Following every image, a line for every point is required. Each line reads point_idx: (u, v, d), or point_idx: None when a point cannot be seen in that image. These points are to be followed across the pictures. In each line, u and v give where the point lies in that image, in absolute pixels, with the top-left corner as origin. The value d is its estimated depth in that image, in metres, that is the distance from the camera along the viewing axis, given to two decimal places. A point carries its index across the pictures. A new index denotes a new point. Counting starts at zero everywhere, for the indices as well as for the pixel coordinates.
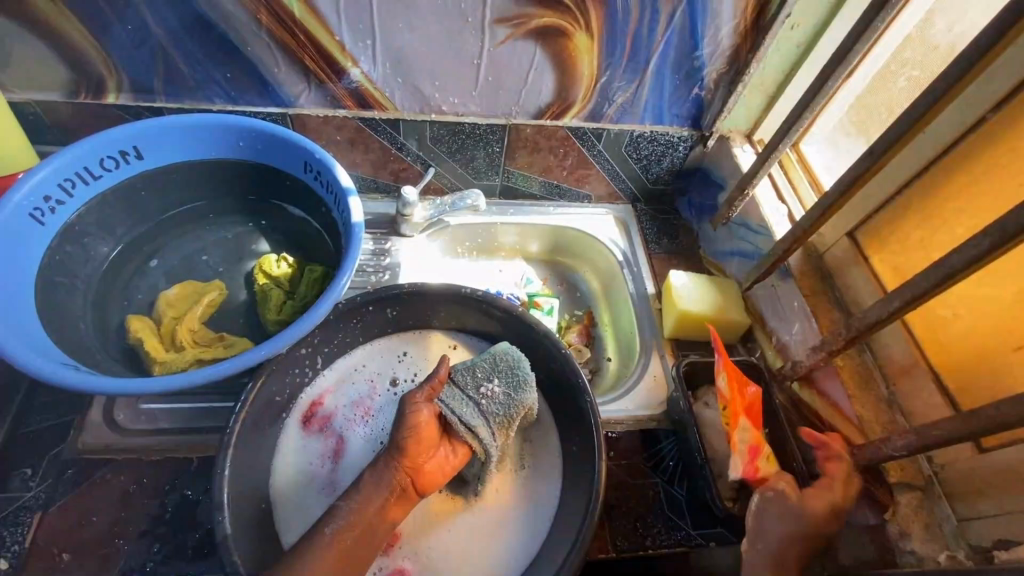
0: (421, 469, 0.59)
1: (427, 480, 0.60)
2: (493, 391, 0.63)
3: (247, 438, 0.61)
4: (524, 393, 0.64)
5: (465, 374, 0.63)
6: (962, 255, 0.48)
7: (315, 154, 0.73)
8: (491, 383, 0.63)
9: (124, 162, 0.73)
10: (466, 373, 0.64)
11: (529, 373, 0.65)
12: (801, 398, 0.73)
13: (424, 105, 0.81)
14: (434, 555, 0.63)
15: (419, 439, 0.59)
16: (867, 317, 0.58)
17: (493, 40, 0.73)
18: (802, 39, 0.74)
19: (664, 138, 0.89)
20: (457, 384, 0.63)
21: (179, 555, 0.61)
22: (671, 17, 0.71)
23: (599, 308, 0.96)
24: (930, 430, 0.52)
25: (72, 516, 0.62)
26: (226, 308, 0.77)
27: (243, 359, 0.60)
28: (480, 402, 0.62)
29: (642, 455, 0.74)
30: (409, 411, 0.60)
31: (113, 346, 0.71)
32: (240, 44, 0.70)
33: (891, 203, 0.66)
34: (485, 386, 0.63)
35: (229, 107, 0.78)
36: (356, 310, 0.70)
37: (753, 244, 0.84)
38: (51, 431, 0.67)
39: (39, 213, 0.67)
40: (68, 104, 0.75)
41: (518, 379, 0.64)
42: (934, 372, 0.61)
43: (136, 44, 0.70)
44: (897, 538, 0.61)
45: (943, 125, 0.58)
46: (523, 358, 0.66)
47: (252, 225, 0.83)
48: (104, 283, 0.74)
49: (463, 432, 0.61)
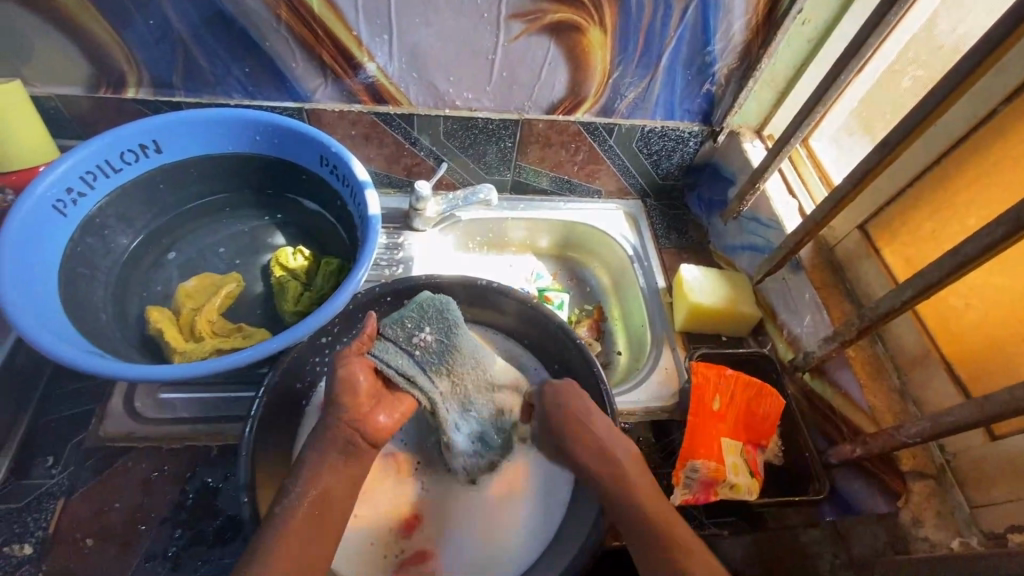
0: (372, 419, 0.55)
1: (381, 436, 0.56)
2: (427, 339, 0.62)
3: (267, 425, 0.62)
4: (457, 336, 0.63)
5: (395, 327, 0.61)
6: (976, 243, 0.49)
7: (332, 148, 0.74)
8: (423, 332, 0.62)
9: (143, 156, 0.74)
10: (396, 326, 0.62)
11: (458, 315, 0.64)
12: (812, 390, 0.73)
13: (438, 100, 0.82)
14: (453, 542, 0.65)
15: (354, 392, 0.55)
16: (879, 306, 0.59)
17: (508, 36, 0.74)
18: (813, 34, 0.75)
19: (674, 133, 0.90)
20: (388, 338, 0.61)
21: (200, 541, 0.62)
22: (683, 12, 0.72)
23: (609, 303, 0.97)
24: (943, 417, 0.53)
25: (96, 502, 0.63)
26: (243, 300, 0.78)
27: (262, 348, 0.60)
28: (414, 352, 0.60)
29: (653, 446, 0.75)
30: (341, 367, 0.56)
31: (132, 336, 0.72)
32: (259, 39, 0.72)
33: (902, 196, 0.67)
34: (417, 335, 0.62)
35: (246, 101, 0.80)
36: (375, 301, 0.71)
37: (764, 238, 0.85)
38: (73, 420, 0.68)
39: (62, 205, 0.68)
40: (89, 99, 0.76)
41: (449, 323, 0.63)
42: (946, 362, 0.62)
43: (157, 39, 0.71)
44: (910, 525, 0.61)
45: (956, 117, 0.59)
46: (450, 302, 0.65)
47: (268, 219, 0.84)
48: (124, 275, 0.75)
49: (403, 383, 0.59)
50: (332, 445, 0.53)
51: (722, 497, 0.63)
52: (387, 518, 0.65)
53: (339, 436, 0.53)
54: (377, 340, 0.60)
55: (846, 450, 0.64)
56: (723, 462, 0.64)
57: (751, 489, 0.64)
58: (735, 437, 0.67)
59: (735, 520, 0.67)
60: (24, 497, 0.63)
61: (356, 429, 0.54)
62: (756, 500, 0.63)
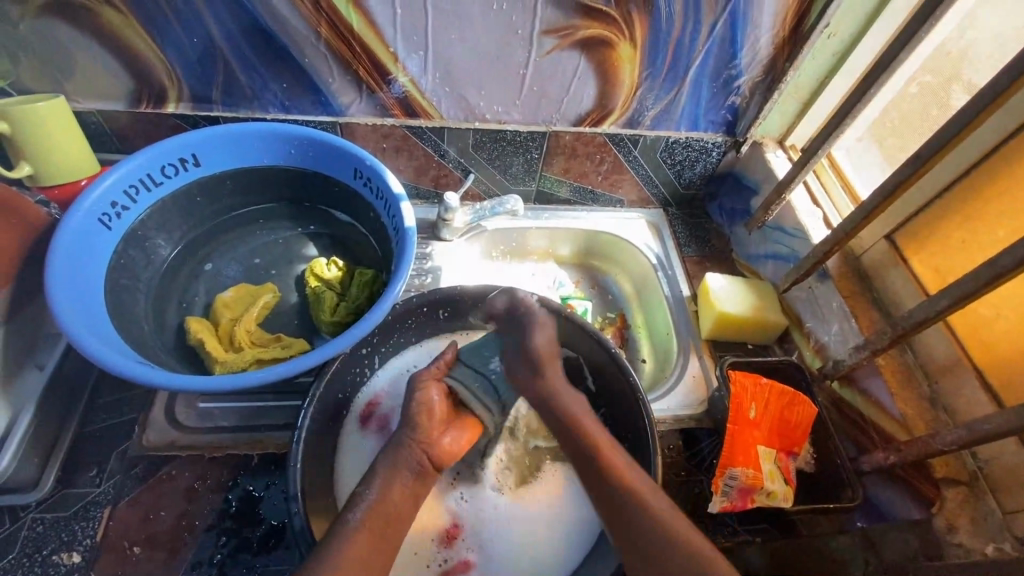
0: (438, 443, 0.61)
1: (445, 456, 0.61)
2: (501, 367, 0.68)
3: (312, 433, 0.63)
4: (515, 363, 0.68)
5: (474, 354, 0.68)
6: (1015, 254, 0.50)
7: (367, 161, 0.76)
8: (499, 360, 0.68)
9: (183, 169, 0.76)
10: (474, 353, 0.69)
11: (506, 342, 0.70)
12: (842, 398, 0.75)
13: (468, 113, 0.83)
14: (493, 547, 0.66)
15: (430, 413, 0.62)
16: (913, 316, 0.60)
17: (540, 51, 0.75)
18: (838, 48, 0.76)
19: (698, 144, 0.92)
20: (467, 363, 0.68)
21: (245, 549, 0.63)
22: (712, 27, 0.74)
23: (632, 311, 0.98)
24: (981, 424, 0.54)
25: (142, 509, 0.64)
26: (279, 309, 0.79)
27: (308, 359, 0.61)
28: (490, 377, 0.67)
29: (683, 454, 0.74)
30: (420, 390, 0.64)
31: (173, 346, 0.73)
32: (297, 55, 0.73)
33: (930, 207, 0.68)
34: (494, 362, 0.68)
35: (282, 116, 0.81)
36: (411, 311, 0.74)
37: (789, 247, 0.86)
38: (118, 428, 0.69)
39: (107, 218, 0.70)
40: (129, 113, 0.78)
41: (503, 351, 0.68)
42: (977, 370, 0.63)
43: (199, 56, 0.73)
44: (943, 531, 0.62)
45: (986, 131, 0.60)
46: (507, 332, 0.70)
47: (301, 230, 0.86)
48: (163, 285, 0.76)
49: (475, 408, 0.65)
50: (404, 465, 0.59)
51: (758, 504, 0.64)
52: (427, 528, 0.66)
53: (411, 457, 0.59)
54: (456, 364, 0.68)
55: (879, 458, 0.65)
56: (761, 470, 0.66)
57: (787, 497, 0.65)
58: (769, 445, 0.68)
59: (766, 527, 0.68)
60: (72, 505, 0.64)
61: (425, 451, 0.60)
62: (792, 507, 0.64)
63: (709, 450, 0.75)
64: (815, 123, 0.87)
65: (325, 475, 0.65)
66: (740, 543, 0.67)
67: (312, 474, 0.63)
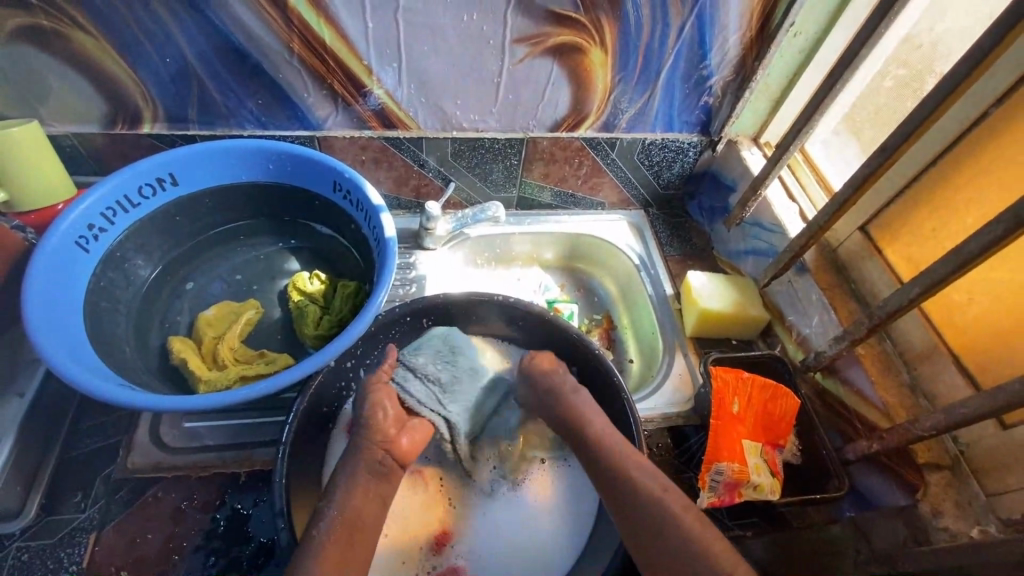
0: (398, 443, 0.61)
1: (406, 453, 0.62)
2: (436, 371, 0.70)
3: (298, 448, 0.63)
4: (461, 359, 0.71)
5: (416, 357, 0.71)
6: (980, 241, 0.51)
7: (345, 173, 0.76)
8: (434, 364, 0.70)
9: (160, 189, 0.75)
10: (417, 355, 0.71)
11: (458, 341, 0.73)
12: (826, 388, 0.76)
13: (445, 123, 0.84)
14: (484, 554, 0.66)
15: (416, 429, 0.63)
16: (887, 304, 0.61)
17: (513, 59, 0.76)
18: (805, 46, 0.78)
19: (675, 145, 0.93)
20: (409, 366, 0.70)
21: (234, 568, 0.62)
22: (680, 30, 0.75)
23: (617, 312, 0.98)
24: (957, 408, 0.55)
25: (128, 533, 0.63)
26: (262, 325, 0.79)
27: (291, 374, 0.61)
28: (428, 379, 0.69)
29: (672, 451, 0.75)
30: None
31: (156, 367, 0.72)
32: (272, 71, 0.74)
33: (900, 197, 0.70)
34: (430, 366, 0.70)
35: (259, 132, 0.82)
36: (395, 322, 0.74)
37: (767, 242, 0.87)
38: (102, 452, 0.69)
39: (84, 241, 0.70)
40: (104, 135, 0.78)
41: (452, 353, 0.71)
42: (953, 355, 0.64)
43: (173, 76, 0.73)
44: (930, 516, 0.62)
45: (949, 121, 0.62)
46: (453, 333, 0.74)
47: (283, 245, 0.86)
48: (144, 306, 0.76)
49: (423, 411, 0.66)
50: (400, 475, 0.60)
51: (746, 498, 0.65)
52: (417, 535, 0.66)
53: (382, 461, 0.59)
54: (399, 368, 0.70)
55: (863, 446, 0.66)
56: (746, 463, 0.66)
57: (773, 489, 0.66)
58: (755, 439, 0.69)
59: (757, 520, 0.68)
60: (56, 533, 0.63)
61: (386, 450, 0.60)
62: (780, 499, 0.65)
63: (699, 446, 0.75)
64: (788, 120, 0.88)
65: (312, 490, 0.65)
66: (734, 537, 0.67)
67: (299, 490, 0.62)
